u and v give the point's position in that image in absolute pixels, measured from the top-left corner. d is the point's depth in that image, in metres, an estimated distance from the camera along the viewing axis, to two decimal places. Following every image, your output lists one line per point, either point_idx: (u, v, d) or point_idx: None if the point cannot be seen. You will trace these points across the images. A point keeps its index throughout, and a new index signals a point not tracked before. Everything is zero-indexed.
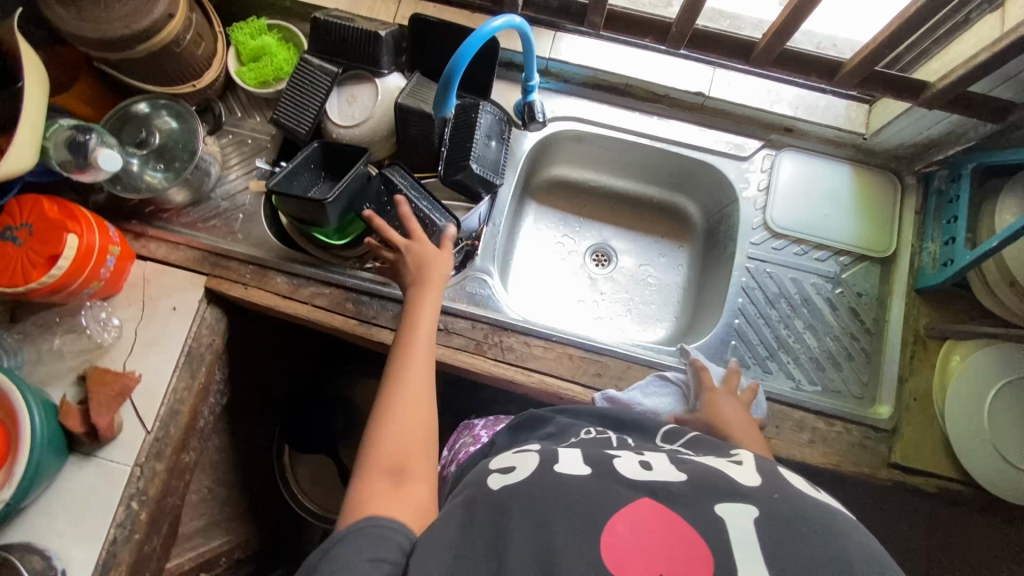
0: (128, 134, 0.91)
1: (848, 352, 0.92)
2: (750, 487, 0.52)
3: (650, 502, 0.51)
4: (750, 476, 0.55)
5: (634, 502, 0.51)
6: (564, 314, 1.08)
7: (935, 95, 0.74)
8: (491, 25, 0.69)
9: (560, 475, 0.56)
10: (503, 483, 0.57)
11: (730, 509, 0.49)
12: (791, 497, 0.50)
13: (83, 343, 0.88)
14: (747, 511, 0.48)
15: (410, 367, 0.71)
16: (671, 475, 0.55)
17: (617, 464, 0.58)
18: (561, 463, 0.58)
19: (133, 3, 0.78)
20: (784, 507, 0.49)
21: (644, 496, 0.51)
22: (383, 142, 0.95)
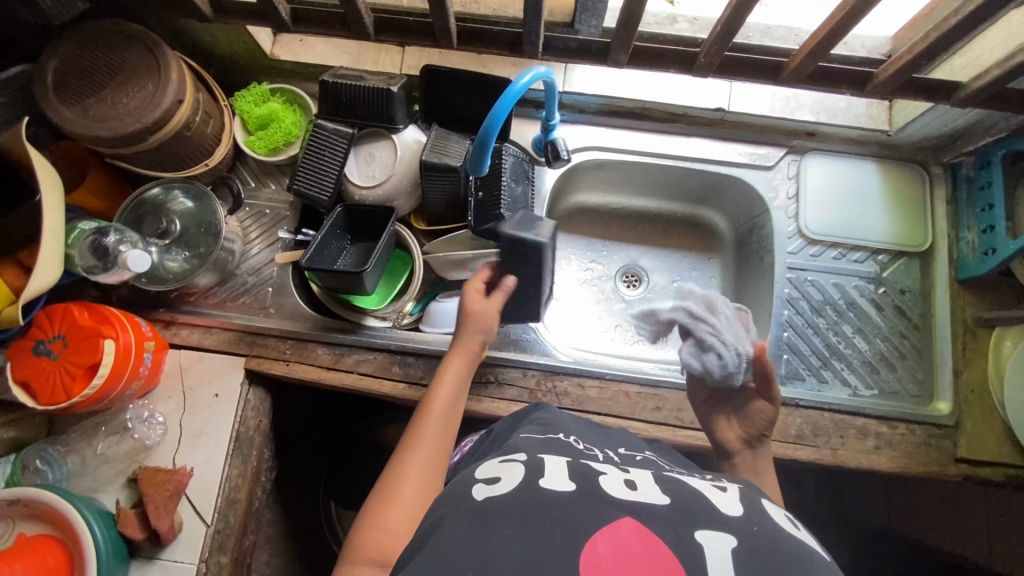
0: (147, 224, 0.88)
1: (900, 351, 0.92)
2: (733, 517, 0.51)
3: (633, 522, 0.49)
4: (732, 503, 0.54)
5: (616, 521, 0.48)
6: (606, 344, 1.04)
7: (969, 95, 0.75)
8: (520, 81, 0.70)
9: (546, 491, 0.52)
10: (489, 494, 0.53)
11: (714, 539, 0.47)
12: (771, 529, 0.50)
13: (129, 445, 0.85)
14: (727, 542, 0.47)
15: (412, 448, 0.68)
16: (654, 497, 0.53)
17: (603, 483, 0.54)
18: (546, 476, 0.54)
19: (143, 95, 0.76)
20: (764, 541, 0.48)
21: (627, 515, 0.49)
22: (407, 197, 0.93)
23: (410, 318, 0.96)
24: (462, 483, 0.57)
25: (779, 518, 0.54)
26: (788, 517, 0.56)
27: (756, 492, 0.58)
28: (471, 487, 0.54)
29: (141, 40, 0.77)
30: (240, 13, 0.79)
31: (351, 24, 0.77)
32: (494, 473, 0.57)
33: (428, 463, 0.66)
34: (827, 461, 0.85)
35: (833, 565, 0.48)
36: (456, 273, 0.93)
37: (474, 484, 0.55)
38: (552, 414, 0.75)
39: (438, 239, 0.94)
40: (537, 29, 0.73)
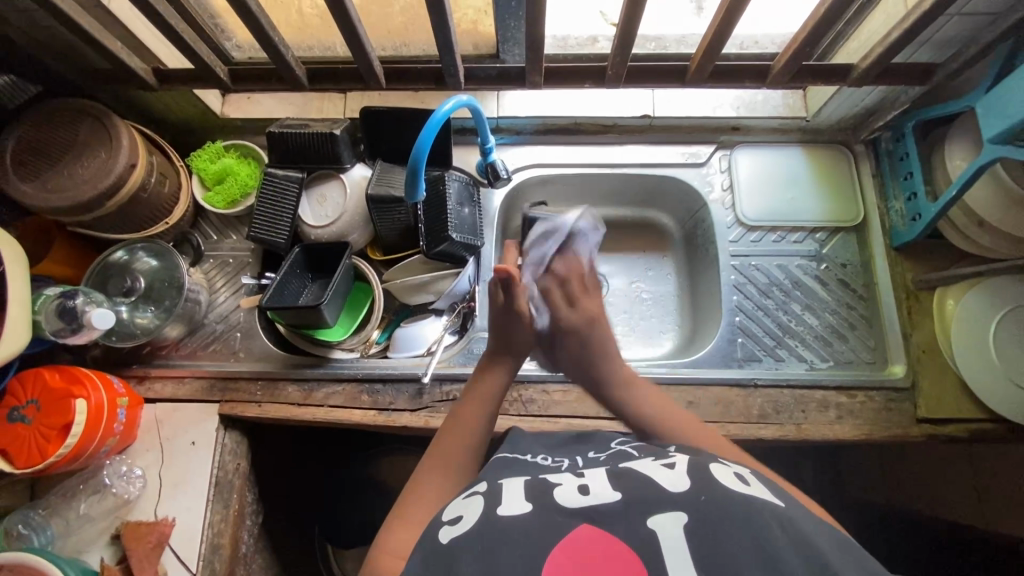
0: (114, 285, 0.92)
1: (849, 322, 0.95)
2: (678, 493, 0.50)
3: (589, 529, 0.49)
4: (679, 478, 0.53)
5: (572, 532, 0.49)
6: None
7: (860, 74, 0.80)
8: (442, 109, 0.75)
9: (503, 519, 0.51)
10: (452, 536, 0.52)
11: (665, 520, 0.47)
12: (718, 495, 0.50)
13: (110, 501, 0.87)
14: (678, 518, 0.47)
15: (430, 464, 0.67)
16: (605, 496, 0.53)
17: (556, 494, 0.54)
18: (504, 502, 0.54)
19: (97, 163, 0.81)
20: (713, 509, 0.48)
21: (583, 523, 0.49)
22: (361, 230, 0.97)
23: (376, 347, 0.99)
24: (430, 526, 0.55)
25: (727, 479, 0.53)
26: (740, 473, 0.56)
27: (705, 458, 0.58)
28: (434, 533, 0.53)
29: (92, 114, 0.83)
30: (182, 79, 0.85)
31: (284, 77, 0.83)
32: (458, 512, 0.56)
33: (441, 480, 0.65)
34: (792, 436, 0.86)
35: (782, 508, 0.49)
36: (415, 297, 0.97)
37: (440, 526, 0.54)
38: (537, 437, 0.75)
39: (395, 266, 0.98)
40: (452, 63, 0.79)
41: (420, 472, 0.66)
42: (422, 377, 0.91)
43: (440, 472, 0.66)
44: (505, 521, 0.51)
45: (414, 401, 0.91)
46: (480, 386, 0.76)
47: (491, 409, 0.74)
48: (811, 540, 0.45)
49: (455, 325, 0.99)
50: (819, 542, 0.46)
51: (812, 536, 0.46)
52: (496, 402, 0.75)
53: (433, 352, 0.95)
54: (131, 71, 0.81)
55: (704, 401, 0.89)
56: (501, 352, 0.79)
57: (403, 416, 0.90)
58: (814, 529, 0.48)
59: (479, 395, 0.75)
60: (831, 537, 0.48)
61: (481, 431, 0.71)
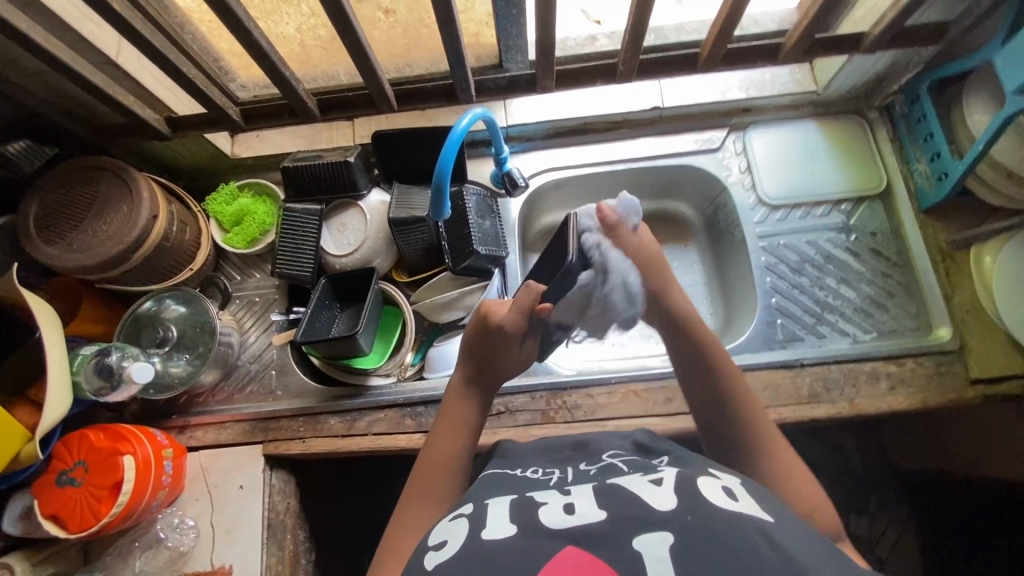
0: (146, 337, 0.91)
1: (887, 290, 0.94)
2: (665, 511, 0.48)
3: (576, 550, 0.47)
4: (667, 495, 0.51)
5: (558, 554, 0.46)
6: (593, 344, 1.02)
7: (873, 41, 0.79)
8: (460, 125, 0.74)
9: (488, 542, 0.49)
10: (440, 561, 0.50)
11: (653, 541, 0.46)
12: (706, 514, 0.48)
13: (165, 555, 0.86)
14: (667, 540, 0.46)
15: (411, 498, 0.66)
16: (592, 514, 0.50)
17: (541, 513, 0.52)
18: (489, 526, 0.52)
19: (120, 216, 0.81)
20: (703, 527, 0.46)
21: (570, 545, 0.47)
22: (384, 255, 0.97)
23: (412, 369, 0.98)
24: (416, 553, 0.53)
25: (714, 494, 0.51)
26: (729, 487, 0.53)
27: (693, 472, 0.55)
28: (421, 559, 0.51)
29: (109, 169, 0.83)
30: (194, 124, 0.85)
31: (297, 111, 0.82)
32: (443, 537, 0.53)
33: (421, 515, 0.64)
34: (846, 412, 0.85)
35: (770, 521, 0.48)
36: (444, 315, 0.96)
37: (425, 553, 0.52)
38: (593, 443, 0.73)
39: (422, 287, 0.97)
40: (464, 77, 0.78)
41: (402, 507, 0.65)
42: None
43: (422, 508, 0.64)
44: (490, 546, 0.49)
45: None
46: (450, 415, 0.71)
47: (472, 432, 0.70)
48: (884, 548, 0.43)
49: None
50: (809, 556, 0.44)
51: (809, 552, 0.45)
52: (469, 429, 0.70)
53: None
54: (145, 122, 0.81)
55: (753, 387, 0.87)
56: (474, 378, 0.73)
57: None
58: (805, 543, 0.46)
59: (452, 427, 0.70)
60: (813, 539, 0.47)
61: (458, 464, 0.68)
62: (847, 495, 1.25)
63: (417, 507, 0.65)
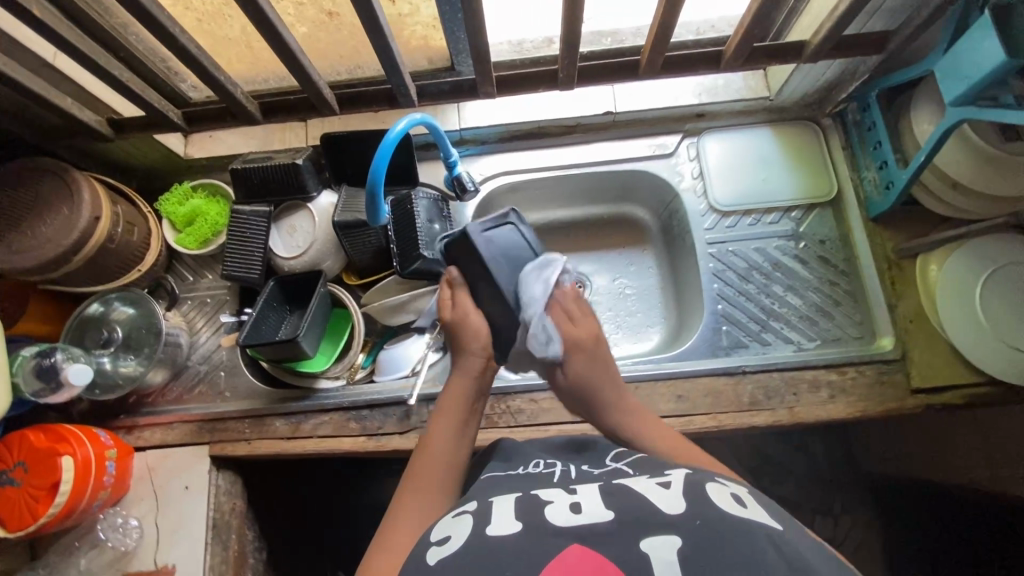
0: (91, 338, 0.92)
1: (834, 298, 0.94)
2: (673, 515, 0.48)
3: (580, 549, 0.46)
4: (675, 500, 0.51)
5: (561, 553, 0.46)
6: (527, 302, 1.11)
7: (814, 50, 0.79)
8: (395, 130, 0.73)
9: (491, 537, 0.50)
10: (440, 558, 0.50)
11: (657, 543, 0.45)
12: (713, 517, 0.47)
13: (109, 554, 0.87)
14: (673, 543, 0.45)
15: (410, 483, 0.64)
16: (598, 515, 0.51)
17: (547, 513, 0.52)
18: (494, 523, 0.52)
19: (60, 218, 0.81)
20: (710, 532, 0.45)
21: (574, 543, 0.47)
22: (333, 258, 0.97)
23: (362, 372, 0.99)
24: (416, 551, 0.53)
25: (722, 501, 0.51)
26: (738, 494, 0.53)
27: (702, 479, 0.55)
28: (422, 554, 0.51)
29: (51, 171, 0.83)
30: (137, 126, 0.84)
31: (237, 114, 0.82)
32: (445, 533, 0.54)
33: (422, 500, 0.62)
34: (786, 420, 0.85)
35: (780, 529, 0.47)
36: (396, 317, 0.97)
37: (426, 548, 0.53)
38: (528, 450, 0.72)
39: (371, 290, 0.98)
40: (401, 82, 0.78)
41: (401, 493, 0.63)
42: (408, 399, 0.91)
43: (421, 496, 0.62)
44: (492, 542, 0.49)
45: (402, 423, 0.90)
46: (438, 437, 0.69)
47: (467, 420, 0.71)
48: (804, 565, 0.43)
49: (439, 342, 0.97)
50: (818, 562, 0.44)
51: (809, 556, 0.44)
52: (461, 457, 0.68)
53: (417, 372, 0.95)
54: (83, 124, 0.81)
55: (694, 393, 0.88)
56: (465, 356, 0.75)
57: (393, 439, 0.89)
58: (816, 557, 0.45)
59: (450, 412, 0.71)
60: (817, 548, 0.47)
61: (449, 470, 0.66)
62: (805, 498, 1.26)
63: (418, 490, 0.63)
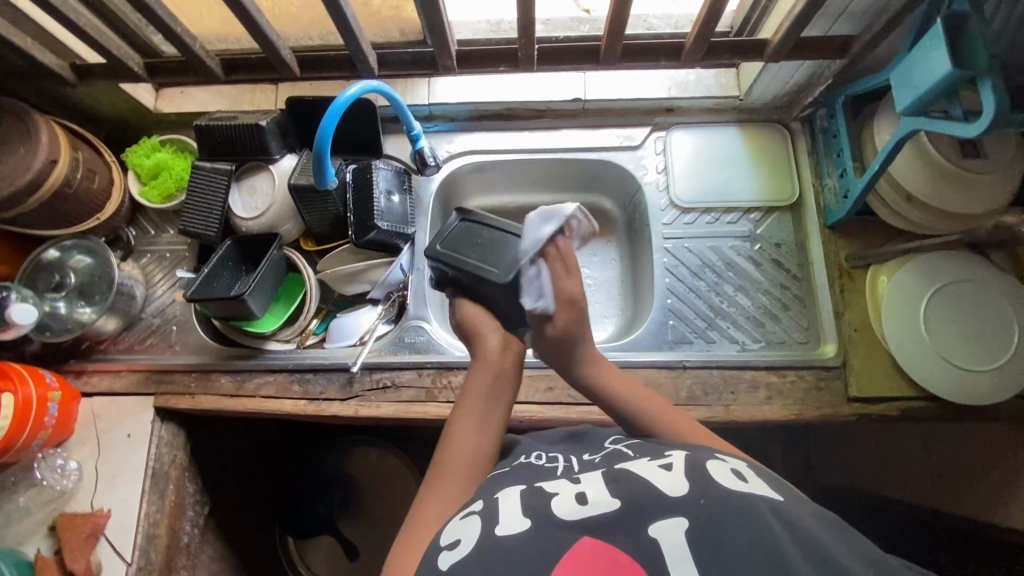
0: (43, 282, 0.93)
1: (783, 302, 0.94)
2: (677, 497, 0.49)
3: (591, 539, 0.48)
4: (676, 480, 0.52)
5: (575, 545, 0.48)
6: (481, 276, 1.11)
7: (775, 50, 0.78)
8: (347, 93, 0.73)
9: (502, 537, 0.50)
10: (454, 562, 0.49)
11: (666, 528, 0.47)
12: (716, 497, 0.48)
13: (47, 494, 0.88)
14: (679, 525, 0.47)
15: (437, 486, 0.60)
16: (605, 503, 0.51)
17: (554, 504, 0.53)
18: (502, 521, 0.52)
19: (17, 159, 0.82)
20: (715, 512, 0.47)
21: (584, 537, 0.49)
22: (292, 222, 0.98)
23: (314, 338, 1.00)
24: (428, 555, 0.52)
25: (723, 475, 0.52)
26: (737, 469, 0.54)
27: (702, 454, 0.57)
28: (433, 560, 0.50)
29: (11, 111, 0.84)
30: (99, 73, 0.85)
31: (198, 69, 0.83)
32: (455, 535, 0.53)
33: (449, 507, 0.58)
34: (720, 417, 0.86)
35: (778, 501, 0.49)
36: (350, 287, 0.98)
37: (437, 552, 0.52)
38: (532, 441, 0.72)
39: (326, 257, 0.98)
40: (359, 48, 0.78)
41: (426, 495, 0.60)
42: (351, 366, 0.92)
43: (448, 499, 0.59)
44: (502, 541, 0.49)
45: (344, 390, 0.92)
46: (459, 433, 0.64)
47: (496, 414, 0.66)
48: (811, 545, 0.45)
49: (391, 315, 0.99)
50: (825, 538, 0.46)
51: (818, 531, 0.47)
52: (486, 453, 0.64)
53: (364, 342, 0.96)
54: (45, 67, 0.82)
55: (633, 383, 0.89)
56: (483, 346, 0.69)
57: (332, 405, 0.91)
58: (813, 523, 0.48)
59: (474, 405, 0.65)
60: (816, 512, 0.50)
61: (478, 470, 0.62)
62: None
63: (445, 495, 0.59)
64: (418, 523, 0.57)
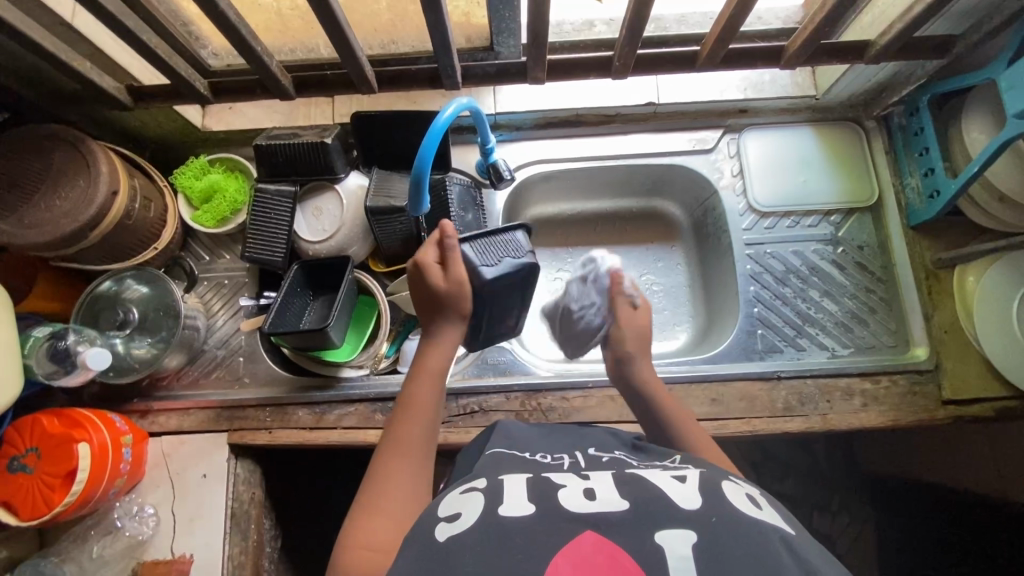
0: (105, 318, 0.87)
1: (869, 306, 0.93)
2: (690, 509, 0.44)
3: (594, 535, 0.43)
4: (692, 492, 0.47)
5: (575, 536, 0.43)
6: (548, 289, 1.07)
7: (878, 51, 0.76)
8: (444, 115, 0.70)
9: (502, 519, 0.45)
10: (451, 534, 0.45)
11: (675, 537, 0.42)
12: (731, 517, 0.44)
13: (124, 542, 0.84)
14: (688, 538, 0.42)
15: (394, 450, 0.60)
16: (612, 502, 0.46)
17: (560, 495, 0.48)
18: (506, 501, 0.48)
19: (76, 194, 0.76)
20: (725, 532, 0.42)
21: (588, 529, 0.43)
22: (361, 243, 0.93)
23: (386, 361, 0.95)
24: (421, 523, 0.48)
25: (741, 501, 0.47)
26: (752, 494, 0.49)
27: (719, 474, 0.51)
28: (430, 530, 0.46)
29: (67, 140, 0.78)
30: (159, 94, 0.79)
31: (270, 88, 0.79)
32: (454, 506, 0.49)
33: (408, 475, 0.59)
34: (819, 427, 0.85)
35: (795, 535, 0.44)
36: None
37: (437, 522, 0.47)
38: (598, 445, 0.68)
39: (399, 278, 0.93)
40: (450, 63, 0.76)
41: (382, 456, 0.60)
42: None
43: (403, 461, 0.60)
44: (507, 521, 0.45)
45: None
46: (417, 401, 0.64)
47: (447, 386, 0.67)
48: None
49: None
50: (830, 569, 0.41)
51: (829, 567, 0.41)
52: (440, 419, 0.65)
53: None
54: (103, 90, 0.75)
55: (729, 397, 0.87)
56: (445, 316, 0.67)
57: None
58: (825, 560, 0.42)
59: (428, 372, 0.66)
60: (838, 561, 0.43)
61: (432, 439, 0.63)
62: None
63: (401, 459, 0.60)
64: (377, 483, 0.58)
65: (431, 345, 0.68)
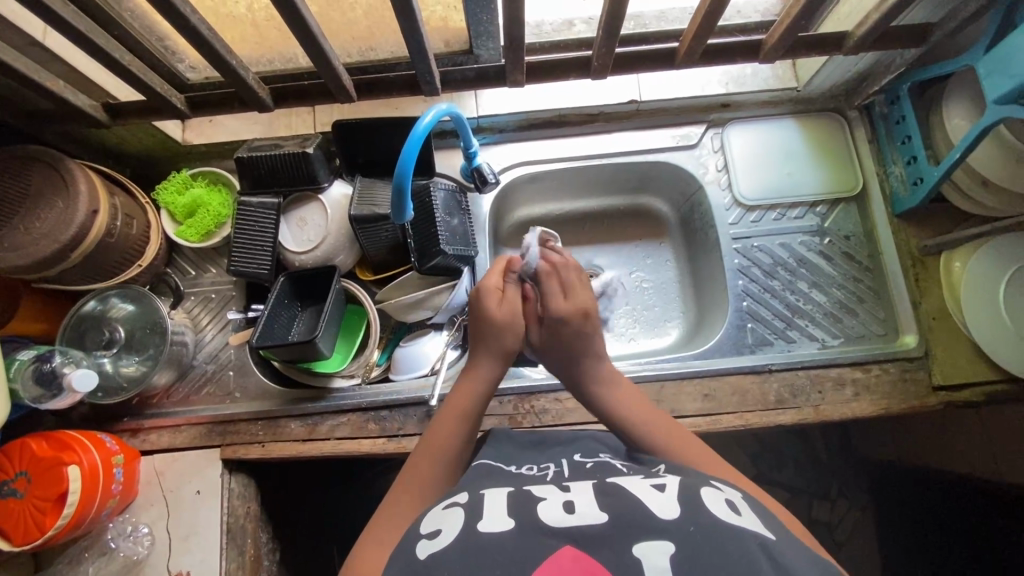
0: (92, 339, 0.87)
1: (857, 295, 0.93)
2: (666, 520, 0.44)
3: (573, 551, 0.42)
4: (669, 502, 0.47)
5: (554, 553, 0.42)
6: None
7: (857, 42, 0.76)
8: (423, 122, 0.69)
9: (483, 536, 0.45)
10: (431, 550, 0.45)
11: (653, 549, 0.41)
12: (711, 525, 0.43)
13: (119, 563, 0.83)
14: (665, 549, 0.41)
15: (408, 480, 0.60)
16: (592, 515, 0.46)
17: (538, 509, 0.48)
18: (486, 517, 0.47)
19: (54, 215, 0.75)
20: (701, 541, 0.42)
21: (566, 544, 0.43)
22: (347, 252, 0.93)
23: (377, 369, 0.95)
24: (405, 542, 0.49)
25: (719, 506, 0.47)
26: (732, 500, 0.49)
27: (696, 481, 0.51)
28: (413, 545, 0.47)
29: (44, 161, 0.77)
30: (136, 111, 0.79)
31: (248, 99, 0.78)
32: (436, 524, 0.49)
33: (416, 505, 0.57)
34: (811, 419, 0.85)
35: (771, 538, 0.44)
36: (413, 315, 0.92)
37: (416, 540, 0.48)
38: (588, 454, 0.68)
39: (387, 286, 0.93)
40: (427, 68, 0.76)
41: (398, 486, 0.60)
42: (429, 400, 0.88)
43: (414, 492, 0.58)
44: (485, 540, 0.44)
45: (423, 424, 0.88)
46: (442, 436, 0.63)
47: (474, 429, 0.65)
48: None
49: (456, 339, 0.94)
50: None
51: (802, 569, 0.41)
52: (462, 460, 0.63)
53: (437, 371, 0.91)
54: (79, 109, 0.75)
55: (721, 392, 0.87)
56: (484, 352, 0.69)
57: (413, 441, 0.87)
58: (804, 563, 0.42)
59: (456, 409, 0.65)
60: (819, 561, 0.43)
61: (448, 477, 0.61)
62: None
63: (415, 492, 0.58)
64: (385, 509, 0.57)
65: (463, 386, 0.68)
